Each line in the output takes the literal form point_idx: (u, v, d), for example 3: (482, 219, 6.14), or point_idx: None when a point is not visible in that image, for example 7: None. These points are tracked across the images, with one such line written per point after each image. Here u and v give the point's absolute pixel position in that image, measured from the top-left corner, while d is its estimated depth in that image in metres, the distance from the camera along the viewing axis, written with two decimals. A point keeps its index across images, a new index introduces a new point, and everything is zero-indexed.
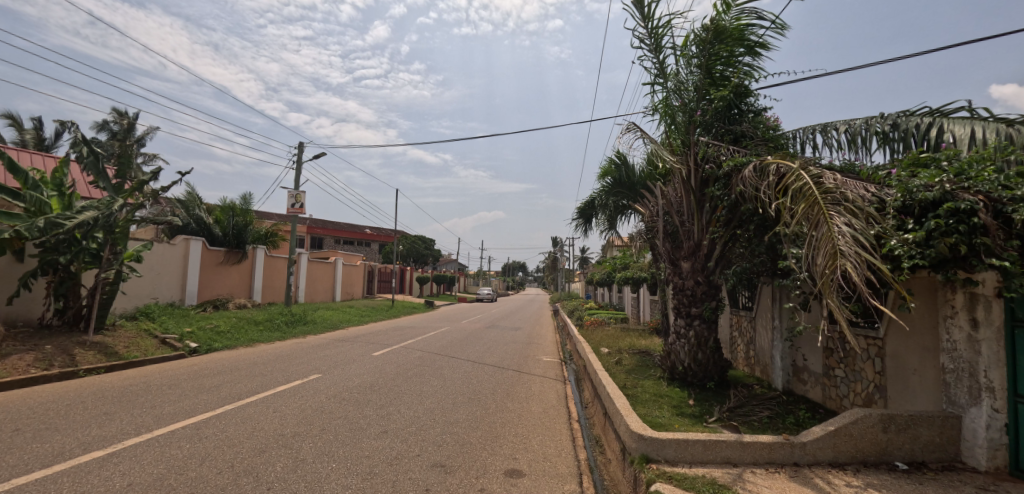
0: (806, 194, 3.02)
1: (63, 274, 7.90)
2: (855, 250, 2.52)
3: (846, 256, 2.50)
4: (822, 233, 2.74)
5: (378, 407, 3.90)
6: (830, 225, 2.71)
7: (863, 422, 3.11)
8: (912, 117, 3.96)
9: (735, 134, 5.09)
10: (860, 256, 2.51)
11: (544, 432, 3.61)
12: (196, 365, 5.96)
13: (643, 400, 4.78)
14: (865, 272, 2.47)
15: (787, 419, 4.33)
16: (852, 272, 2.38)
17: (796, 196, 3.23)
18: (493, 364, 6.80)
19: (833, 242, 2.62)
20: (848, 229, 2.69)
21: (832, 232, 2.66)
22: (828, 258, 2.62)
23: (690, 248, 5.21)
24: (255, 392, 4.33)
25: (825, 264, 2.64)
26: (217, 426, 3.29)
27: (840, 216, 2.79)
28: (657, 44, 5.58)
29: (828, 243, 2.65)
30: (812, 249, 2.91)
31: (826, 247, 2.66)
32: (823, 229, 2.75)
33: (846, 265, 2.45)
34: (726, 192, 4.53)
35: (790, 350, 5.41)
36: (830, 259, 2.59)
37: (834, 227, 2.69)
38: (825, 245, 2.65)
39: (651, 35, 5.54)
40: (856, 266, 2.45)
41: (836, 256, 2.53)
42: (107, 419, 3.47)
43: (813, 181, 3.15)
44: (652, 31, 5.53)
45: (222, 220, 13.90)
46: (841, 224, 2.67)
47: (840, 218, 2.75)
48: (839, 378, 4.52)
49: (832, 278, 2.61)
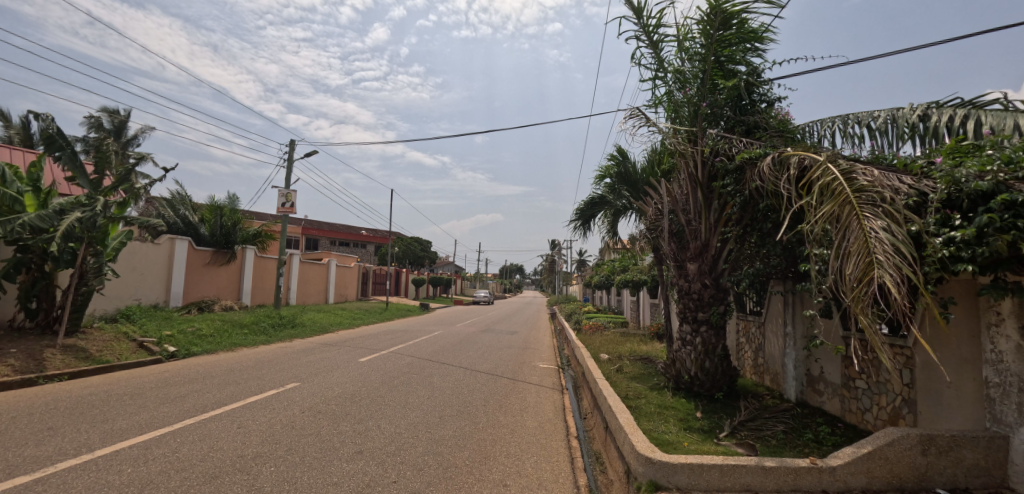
0: (836, 194, 2.64)
1: (36, 274, 7.39)
2: (894, 261, 2.15)
3: (884, 266, 2.13)
4: (855, 237, 2.36)
5: (355, 422, 3.52)
6: (864, 230, 2.31)
7: (899, 444, 2.78)
8: (944, 108, 3.64)
9: (745, 125, 4.69)
10: (900, 268, 2.13)
11: (540, 452, 3.24)
12: (168, 371, 5.56)
13: (648, 414, 4.40)
14: (906, 286, 2.10)
15: (804, 435, 4.00)
16: (892, 286, 2.00)
17: (822, 194, 2.85)
18: (486, 372, 6.43)
19: (868, 250, 2.24)
20: (885, 234, 2.28)
21: (868, 238, 2.28)
22: (862, 269, 2.25)
23: (697, 249, 4.87)
24: (223, 403, 3.95)
25: (858, 276, 2.28)
26: (170, 445, 2.92)
27: (876, 218, 2.38)
28: (655, 38, 5.25)
29: (860, 251, 2.28)
30: (839, 255, 2.53)
31: (858, 255, 2.29)
32: (855, 233, 2.37)
33: (884, 276, 2.08)
34: (738, 189, 4.17)
35: (804, 358, 5.05)
36: (865, 270, 2.21)
37: (868, 232, 2.30)
38: (858, 254, 2.28)
39: (647, 28, 5.21)
40: (896, 279, 2.08)
41: (872, 267, 2.16)
42: (49, 436, 3.07)
43: (843, 177, 2.76)
44: (647, 25, 5.21)
45: (209, 219, 13.49)
46: (878, 228, 2.28)
47: (877, 219, 2.36)
48: (861, 390, 4.20)
49: (865, 291, 2.24)
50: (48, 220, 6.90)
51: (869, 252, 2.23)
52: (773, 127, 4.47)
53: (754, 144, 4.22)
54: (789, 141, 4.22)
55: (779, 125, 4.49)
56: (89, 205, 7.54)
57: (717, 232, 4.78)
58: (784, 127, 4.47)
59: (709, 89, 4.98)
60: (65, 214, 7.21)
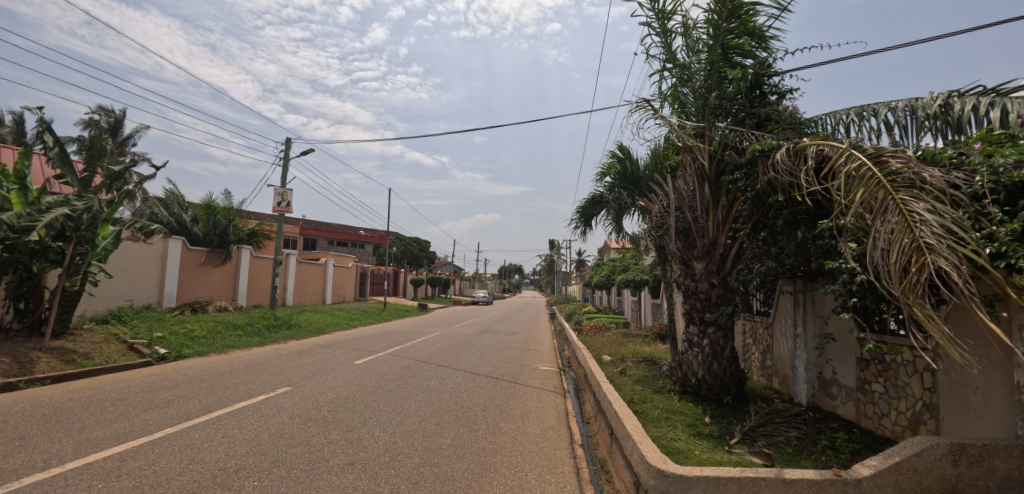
0: (866, 180, 2.47)
1: (23, 274, 7.12)
2: (947, 244, 1.94)
3: (937, 251, 1.91)
4: (897, 223, 2.17)
5: (348, 430, 3.34)
6: (908, 215, 2.12)
7: (929, 454, 2.62)
8: (966, 97, 3.48)
9: (756, 118, 4.52)
10: (955, 251, 1.92)
11: (544, 462, 3.06)
12: (155, 375, 5.35)
13: (655, 419, 4.22)
14: (965, 272, 1.87)
15: (819, 442, 3.82)
16: (954, 272, 1.77)
17: (848, 181, 2.69)
18: (486, 375, 6.23)
19: (914, 236, 2.03)
20: (932, 218, 2.07)
21: (912, 222, 2.08)
22: (910, 255, 2.03)
23: (704, 247, 4.69)
24: (209, 409, 3.75)
25: (906, 263, 2.06)
26: (147, 456, 2.72)
27: (918, 201, 2.19)
28: (666, 26, 5.06)
29: (905, 236, 2.08)
30: (878, 246, 2.34)
31: (904, 242, 2.08)
32: (897, 219, 2.18)
33: (940, 261, 1.85)
34: (750, 183, 4.00)
35: (816, 361, 4.87)
36: (915, 256, 1.99)
37: (914, 217, 2.10)
38: (903, 240, 2.07)
39: (659, 15, 5.02)
40: (954, 265, 1.87)
41: (923, 252, 1.94)
42: (18, 447, 2.86)
43: (872, 162, 2.60)
44: (659, 12, 5.02)
45: (203, 219, 13.24)
46: (921, 211, 2.08)
47: (919, 202, 2.17)
48: (877, 394, 4.02)
49: (917, 280, 2.02)
50: (33, 216, 6.64)
51: (915, 237, 2.02)
52: (784, 119, 4.30)
53: (767, 136, 4.04)
54: (803, 132, 4.04)
55: (791, 117, 4.32)
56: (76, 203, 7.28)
57: (724, 229, 4.62)
58: (796, 119, 4.27)
59: (716, 82, 4.82)
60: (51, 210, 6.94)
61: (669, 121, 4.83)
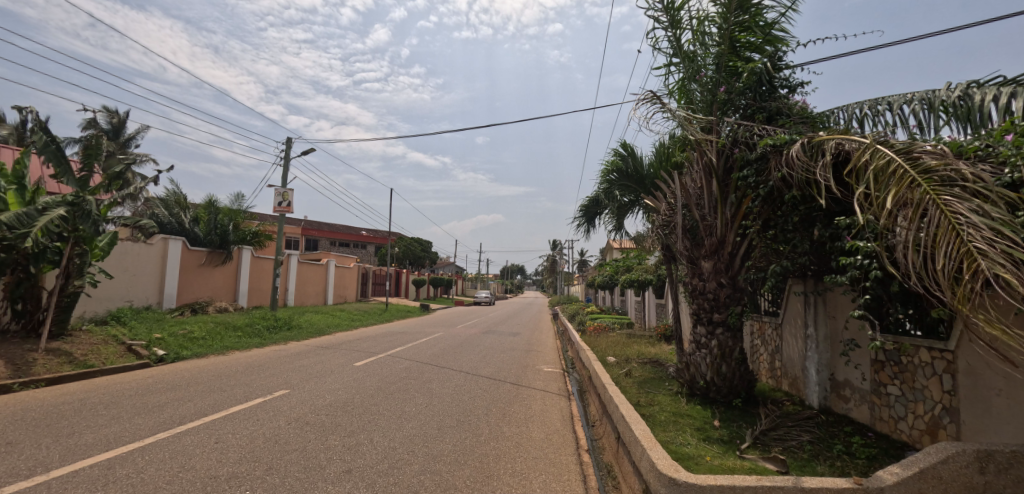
0: (899, 178, 2.34)
1: (22, 275, 7.05)
2: (1000, 248, 1.80)
3: (990, 255, 1.77)
4: (938, 225, 2.04)
5: (346, 435, 3.23)
6: (951, 216, 1.99)
7: (954, 462, 2.48)
8: (986, 88, 3.32)
9: (767, 112, 4.36)
10: (1011, 255, 1.77)
11: (548, 469, 2.93)
12: (152, 377, 5.25)
13: (662, 423, 4.09)
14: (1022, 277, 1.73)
15: (834, 447, 3.69)
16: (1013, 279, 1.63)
17: (876, 179, 2.56)
18: (488, 377, 6.12)
19: (962, 239, 1.89)
20: (979, 218, 1.94)
21: (957, 224, 1.95)
22: (959, 260, 1.89)
23: (712, 246, 4.57)
24: (204, 413, 3.64)
25: (955, 269, 1.93)
26: (135, 464, 2.62)
27: (960, 200, 2.05)
28: (675, 20, 4.93)
29: (950, 239, 1.95)
30: (917, 248, 2.21)
31: (950, 246, 1.95)
32: (938, 221, 2.05)
33: (994, 266, 1.72)
34: (762, 180, 3.87)
35: (828, 362, 4.73)
36: (965, 261, 1.86)
37: (959, 218, 1.97)
38: (949, 244, 1.94)
39: (666, 9, 4.91)
40: (1011, 272, 1.72)
41: (973, 257, 1.81)
42: (4, 453, 2.77)
43: (902, 158, 2.47)
44: (667, 6, 4.91)
45: (203, 219, 13.19)
46: (966, 212, 1.95)
47: (962, 202, 2.04)
48: (893, 397, 3.88)
49: (969, 288, 1.88)
50: (30, 216, 6.57)
51: (963, 240, 1.89)
52: (796, 114, 4.16)
53: (778, 131, 3.89)
54: (815, 126, 3.91)
55: (803, 112, 4.17)
56: (75, 204, 7.21)
57: (733, 228, 4.50)
58: (808, 114, 4.12)
59: (725, 76, 4.72)
60: (48, 210, 6.87)
61: (678, 116, 4.72)
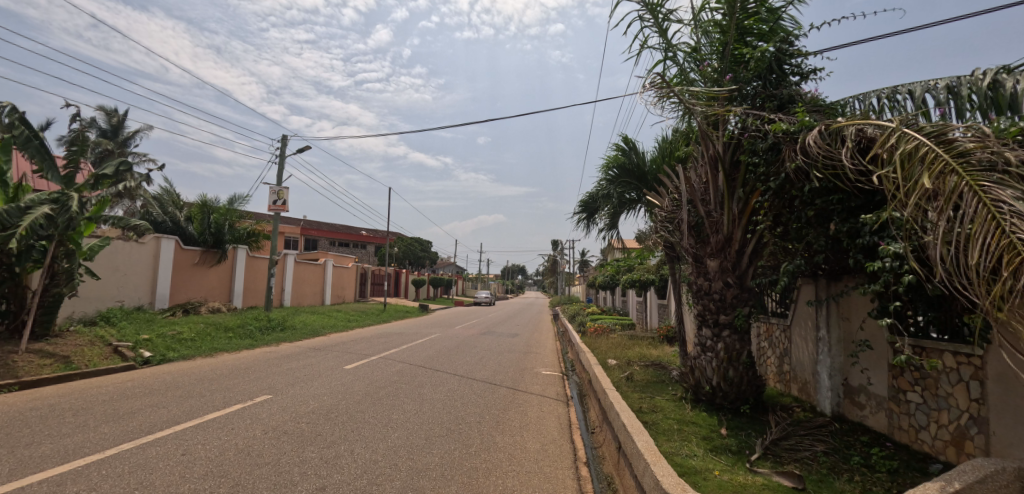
0: (928, 164, 2.11)
1: (5, 275, 6.77)
2: None
3: None
4: (974, 215, 1.80)
5: (325, 446, 2.99)
6: (990, 205, 1.75)
7: (993, 482, 2.20)
8: (1018, 73, 3.05)
9: (778, 100, 4.11)
10: None
11: (542, 486, 2.69)
12: (131, 381, 5.02)
13: (666, 431, 3.83)
14: None
15: (850, 459, 3.46)
16: None
17: (903, 166, 2.33)
18: (483, 380, 5.88)
19: (1002, 231, 1.65)
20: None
21: (997, 213, 1.71)
22: (998, 255, 1.65)
23: (718, 244, 4.34)
24: (176, 421, 3.42)
25: (992, 265, 1.69)
26: (89, 480, 2.39)
27: (1002, 186, 1.80)
28: (659, 15, 4.68)
29: (987, 231, 1.72)
30: (950, 243, 1.96)
31: (987, 238, 1.72)
32: (974, 211, 1.81)
33: None
34: (773, 172, 3.68)
35: (841, 367, 4.47)
36: (1006, 256, 1.62)
37: (999, 207, 1.73)
38: (987, 237, 1.71)
39: (650, 7, 4.66)
40: None
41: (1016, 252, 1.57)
42: None
43: (934, 142, 2.21)
44: (649, 4, 4.66)
45: (197, 218, 12.96)
46: (1009, 199, 1.71)
47: (1004, 188, 1.78)
48: (913, 405, 3.62)
49: (1010, 287, 1.65)
50: (11, 215, 6.28)
51: (1003, 231, 1.66)
52: (809, 102, 3.92)
53: (788, 118, 3.68)
54: (829, 114, 3.65)
55: (816, 101, 3.92)
56: (59, 202, 6.93)
57: (740, 224, 4.28)
58: (823, 102, 3.86)
59: (730, 65, 4.51)
60: (31, 209, 6.59)
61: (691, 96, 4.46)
